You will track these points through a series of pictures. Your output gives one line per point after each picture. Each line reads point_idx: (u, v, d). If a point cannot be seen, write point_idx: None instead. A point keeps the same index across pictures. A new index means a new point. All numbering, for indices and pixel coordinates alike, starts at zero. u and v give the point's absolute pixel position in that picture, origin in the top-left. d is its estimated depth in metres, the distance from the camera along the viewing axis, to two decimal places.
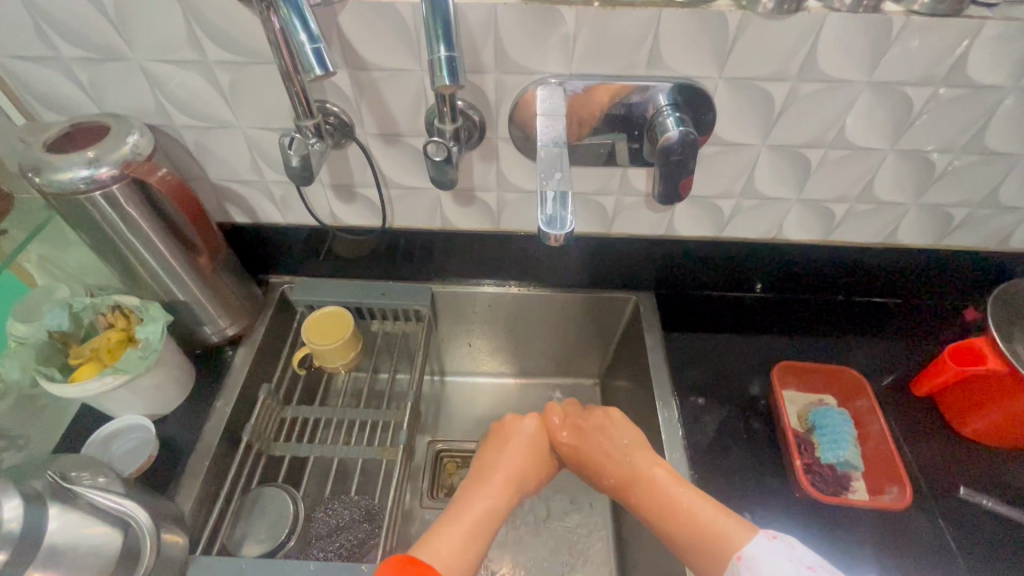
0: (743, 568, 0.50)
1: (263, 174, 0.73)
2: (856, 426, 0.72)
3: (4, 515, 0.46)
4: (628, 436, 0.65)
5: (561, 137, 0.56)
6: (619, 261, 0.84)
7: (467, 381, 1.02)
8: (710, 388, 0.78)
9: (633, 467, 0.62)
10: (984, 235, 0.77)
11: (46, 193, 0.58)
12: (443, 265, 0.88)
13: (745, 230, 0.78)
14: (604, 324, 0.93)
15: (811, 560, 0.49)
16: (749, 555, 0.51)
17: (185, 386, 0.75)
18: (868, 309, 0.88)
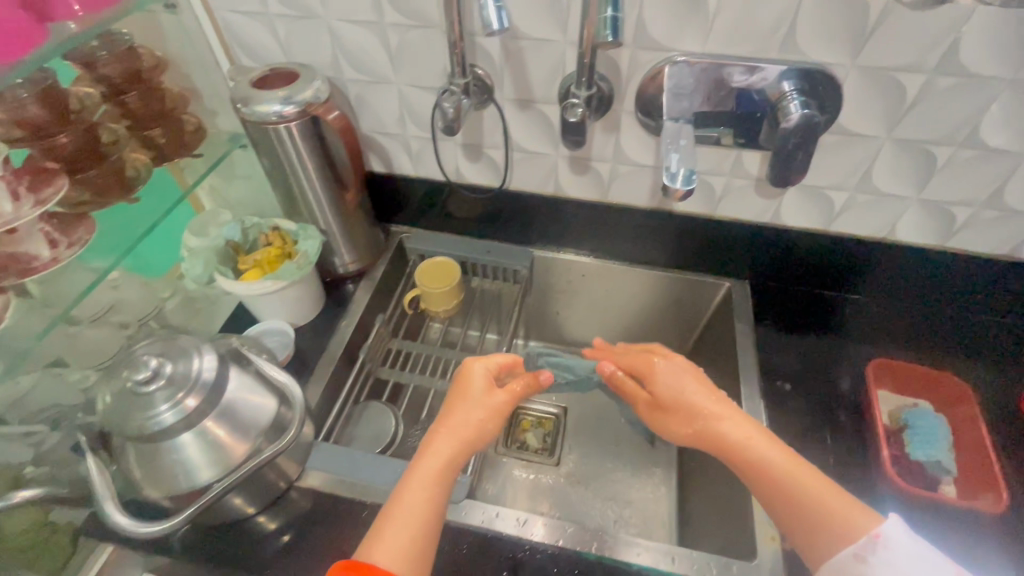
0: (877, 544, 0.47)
1: (406, 128, 0.83)
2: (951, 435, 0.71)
3: (204, 364, 0.59)
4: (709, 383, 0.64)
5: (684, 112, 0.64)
6: (716, 246, 0.87)
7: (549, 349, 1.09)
8: (797, 377, 0.79)
9: (723, 415, 0.59)
10: None
11: (246, 120, 0.71)
12: (547, 231, 0.94)
13: (854, 226, 0.79)
14: (691, 308, 0.96)
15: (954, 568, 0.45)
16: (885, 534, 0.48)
17: (317, 305, 0.88)
18: (980, 325, 0.84)
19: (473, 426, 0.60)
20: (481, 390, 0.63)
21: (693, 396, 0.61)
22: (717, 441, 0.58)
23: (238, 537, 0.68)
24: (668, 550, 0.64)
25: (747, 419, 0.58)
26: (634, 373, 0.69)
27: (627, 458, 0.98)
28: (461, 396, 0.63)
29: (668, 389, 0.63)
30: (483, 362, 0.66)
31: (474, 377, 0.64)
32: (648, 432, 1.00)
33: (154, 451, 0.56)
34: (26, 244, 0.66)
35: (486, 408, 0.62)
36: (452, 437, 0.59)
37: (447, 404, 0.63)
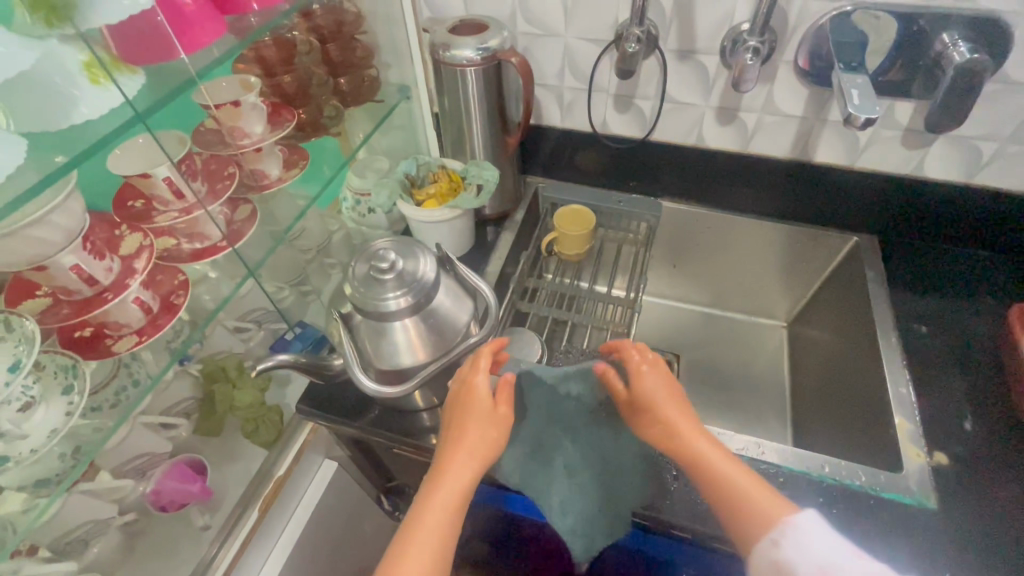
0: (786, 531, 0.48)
1: (564, 80, 0.92)
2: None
3: (424, 265, 0.68)
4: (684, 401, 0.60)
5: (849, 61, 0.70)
6: (849, 198, 0.92)
7: (659, 303, 1.22)
8: (930, 321, 0.84)
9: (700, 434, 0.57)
10: None
11: (442, 63, 0.80)
12: (680, 182, 1.01)
13: (998, 178, 0.82)
14: (809, 264, 1.02)
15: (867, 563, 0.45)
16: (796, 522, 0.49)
17: (470, 241, 0.97)
18: None
19: (487, 447, 0.59)
20: (487, 401, 0.60)
21: (671, 413, 0.58)
22: (669, 434, 0.58)
23: (421, 424, 0.78)
24: (806, 454, 0.69)
25: (696, 422, 0.58)
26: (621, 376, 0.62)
27: (740, 402, 1.06)
28: (465, 415, 0.60)
29: (646, 392, 0.59)
30: (485, 372, 0.63)
31: (477, 392, 0.61)
32: (758, 381, 1.08)
33: (381, 328, 0.66)
34: (263, 163, 0.77)
35: (494, 424, 0.60)
36: (471, 461, 0.57)
37: (458, 422, 0.60)
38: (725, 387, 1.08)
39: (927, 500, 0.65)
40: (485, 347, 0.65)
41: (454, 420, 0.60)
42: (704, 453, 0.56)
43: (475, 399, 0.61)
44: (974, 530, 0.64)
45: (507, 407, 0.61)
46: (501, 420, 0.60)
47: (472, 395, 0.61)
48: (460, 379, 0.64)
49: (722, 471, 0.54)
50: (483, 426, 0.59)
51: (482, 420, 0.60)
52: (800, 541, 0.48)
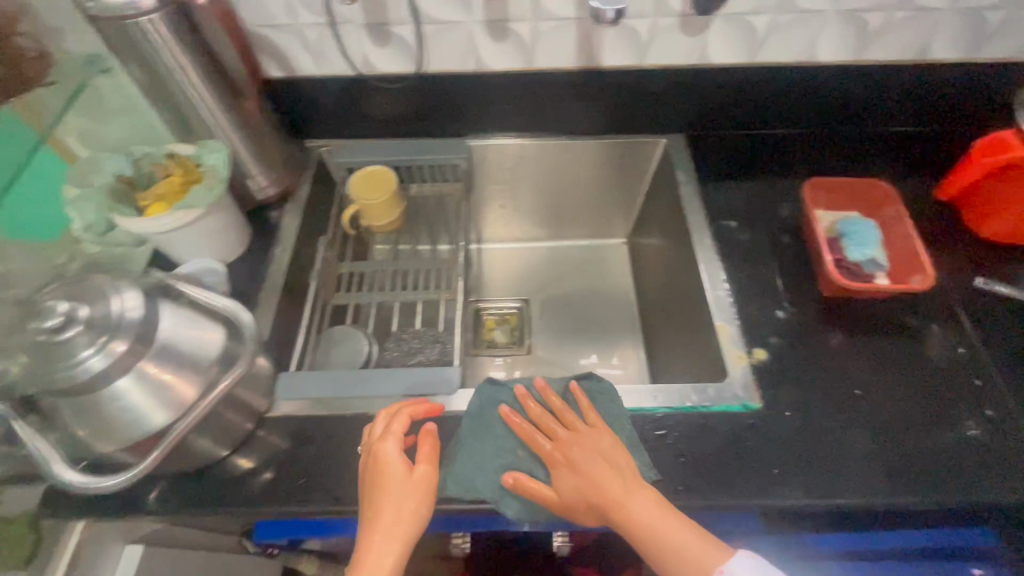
0: None
1: (298, 17, 0.74)
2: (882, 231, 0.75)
3: (125, 303, 0.52)
4: (623, 454, 0.58)
5: None
6: (647, 99, 0.86)
7: (501, 247, 1.14)
8: (740, 215, 0.81)
9: (637, 489, 0.56)
10: (1019, 41, 0.77)
11: (98, 18, 0.59)
12: (474, 114, 0.88)
13: (779, 52, 0.79)
14: (630, 174, 0.98)
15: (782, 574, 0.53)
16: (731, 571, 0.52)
17: (244, 236, 0.79)
18: (899, 136, 0.88)
19: (408, 524, 0.55)
20: (401, 470, 0.56)
21: (597, 469, 0.57)
22: (601, 491, 0.56)
23: (217, 480, 0.64)
24: (647, 389, 0.67)
25: (607, 457, 0.58)
26: (550, 432, 0.60)
27: (595, 329, 1.03)
28: (378, 489, 0.56)
29: (546, 445, 0.59)
30: (395, 438, 0.58)
31: (388, 460, 0.57)
32: (609, 307, 1.05)
33: (92, 399, 0.50)
34: None
35: (414, 493, 0.56)
36: (392, 540, 0.54)
37: (369, 497, 0.56)
38: (579, 318, 1.05)
39: (752, 402, 0.64)
40: (396, 411, 0.61)
41: (368, 497, 0.56)
42: (619, 489, 0.56)
43: (383, 470, 0.57)
44: (795, 414, 0.64)
45: (426, 468, 0.57)
46: (419, 492, 0.56)
47: (383, 470, 0.57)
48: (368, 446, 0.59)
49: (647, 517, 0.54)
50: (399, 502, 0.55)
51: (395, 495, 0.55)
52: None
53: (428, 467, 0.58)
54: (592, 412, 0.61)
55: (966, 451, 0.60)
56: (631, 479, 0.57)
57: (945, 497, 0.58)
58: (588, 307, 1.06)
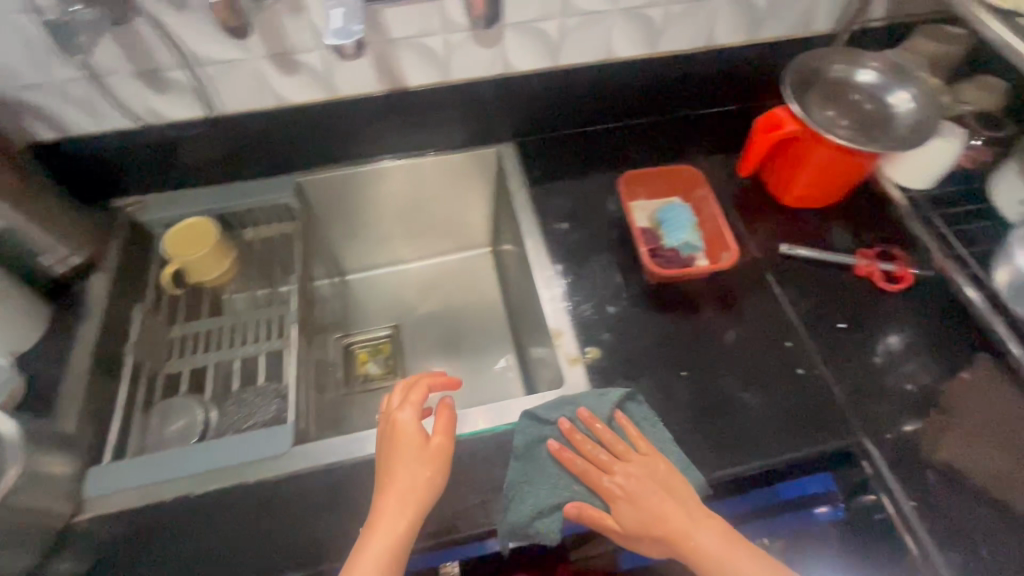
0: None
1: (55, 73, 0.69)
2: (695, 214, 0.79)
3: None
4: (675, 477, 0.57)
5: None
6: (466, 113, 0.86)
7: (367, 276, 1.11)
8: (571, 216, 0.83)
9: (700, 518, 0.55)
10: (789, 21, 0.83)
11: None
12: (296, 150, 0.85)
13: (577, 54, 0.81)
14: (473, 187, 0.98)
15: None
16: None
17: (38, 320, 0.71)
18: (709, 118, 0.93)
19: (418, 492, 0.56)
20: (416, 440, 0.58)
21: (654, 502, 0.56)
22: (667, 522, 0.55)
23: None
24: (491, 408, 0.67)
25: (661, 483, 0.57)
26: (599, 462, 0.58)
27: (468, 346, 1.02)
28: (393, 454, 0.58)
29: (625, 483, 0.57)
30: (413, 407, 0.60)
31: (405, 428, 0.59)
32: (480, 320, 1.05)
33: None
34: None
35: (427, 461, 0.58)
36: (404, 505, 0.55)
37: (385, 463, 0.58)
38: (452, 338, 1.04)
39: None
40: (411, 382, 0.63)
41: (386, 460, 0.58)
42: (681, 523, 0.55)
43: (399, 436, 0.59)
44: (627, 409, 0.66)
45: (442, 439, 0.59)
46: (433, 460, 0.58)
47: (405, 437, 0.59)
48: (386, 415, 0.62)
49: (715, 548, 0.54)
50: (412, 469, 0.57)
51: (410, 461, 0.57)
52: None
53: (442, 439, 0.60)
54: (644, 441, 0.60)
55: (778, 412, 0.65)
56: (692, 507, 0.56)
57: (762, 459, 0.62)
58: (459, 323, 1.05)
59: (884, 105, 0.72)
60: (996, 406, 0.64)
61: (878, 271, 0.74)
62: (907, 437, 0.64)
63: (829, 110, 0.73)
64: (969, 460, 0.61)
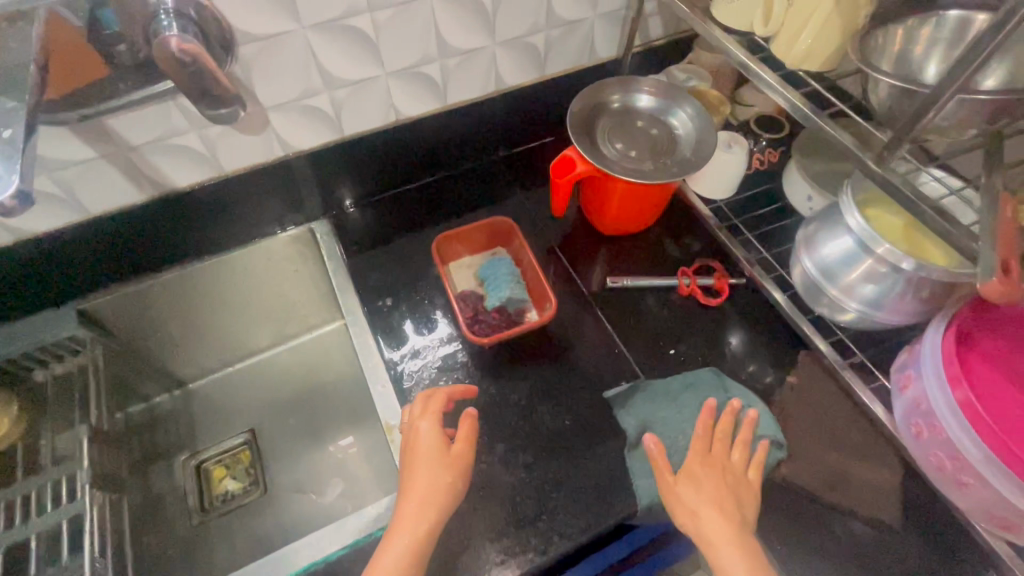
0: None
1: None
2: (517, 264, 0.80)
3: None
4: (751, 483, 0.59)
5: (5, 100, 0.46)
6: (262, 198, 0.80)
7: (214, 379, 1.00)
8: (395, 289, 0.79)
9: (739, 529, 0.55)
10: (572, 53, 0.82)
11: None
12: (70, 274, 0.77)
13: (363, 121, 0.75)
14: (301, 266, 0.91)
15: None
16: None
17: None
18: (526, 154, 0.92)
19: (441, 492, 0.58)
20: (437, 444, 0.60)
21: (715, 500, 0.57)
22: (715, 515, 0.56)
23: None
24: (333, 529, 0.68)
25: (736, 495, 0.58)
26: (714, 449, 0.61)
27: (335, 432, 0.95)
28: (415, 460, 0.60)
29: (702, 476, 0.59)
30: (431, 416, 0.62)
31: (424, 438, 0.61)
32: (343, 400, 0.98)
33: None
34: None
35: (448, 467, 0.59)
36: (424, 508, 0.57)
37: (410, 467, 0.60)
38: (317, 426, 0.96)
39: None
40: (437, 391, 0.64)
41: (411, 458, 0.61)
42: (727, 521, 0.55)
43: (421, 443, 0.61)
44: (469, 494, 0.63)
45: (461, 447, 0.60)
46: (450, 464, 0.59)
47: (430, 441, 0.61)
48: (409, 425, 0.64)
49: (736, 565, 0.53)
50: (431, 470, 0.59)
51: (427, 464, 0.59)
52: None
53: (462, 448, 0.61)
54: (756, 466, 0.60)
55: (620, 459, 0.64)
56: (744, 518, 0.57)
57: (607, 517, 0.61)
58: (322, 409, 0.97)
59: (668, 128, 0.73)
60: (818, 409, 0.66)
61: (698, 287, 0.76)
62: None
63: (618, 143, 0.72)
64: (805, 470, 0.62)
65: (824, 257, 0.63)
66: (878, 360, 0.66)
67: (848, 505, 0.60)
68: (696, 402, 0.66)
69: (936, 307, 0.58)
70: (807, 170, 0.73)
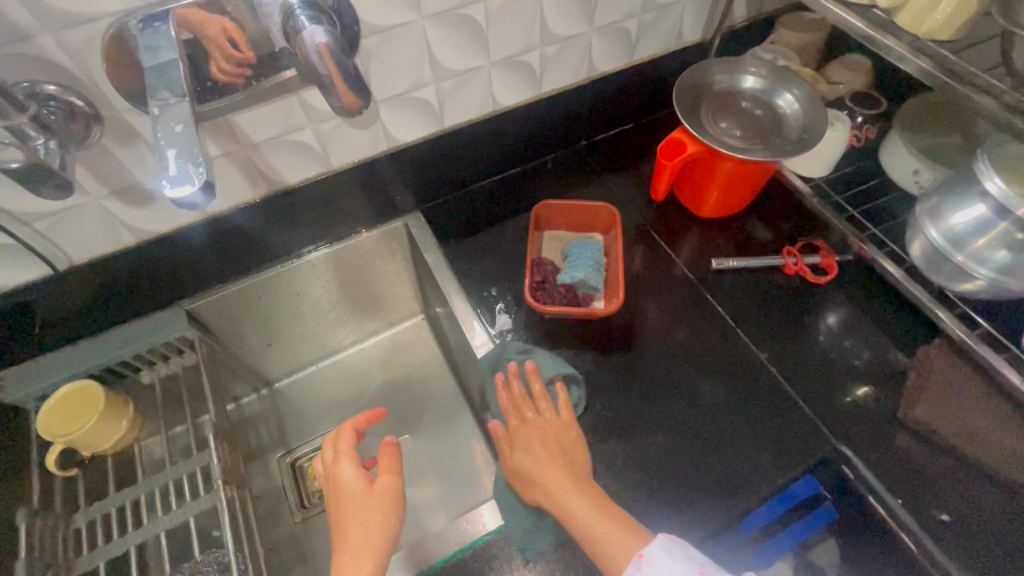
0: (641, 565, 0.51)
1: None
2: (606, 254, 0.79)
3: None
4: (564, 431, 0.63)
5: (172, 94, 0.47)
6: (358, 194, 0.80)
7: (298, 378, 1.00)
8: (496, 279, 0.80)
9: (556, 472, 0.59)
10: (662, 37, 0.82)
11: None
12: (176, 278, 0.77)
13: (462, 112, 0.76)
14: (388, 260, 0.92)
15: (703, 558, 0.51)
16: (648, 553, 0.52)
17: None
18: (608, 142, 0.92)
19: (377, 534, 0.57)
20: (361, 487, 0.60)
21: (534, 460, 0.61)
22: (546, 486, 0.59)
23: None
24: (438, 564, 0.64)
25: (556, 439, 0.62)
26: (522, 405, 0.65)
27: (425, 428, 0.93)
28: (342, 509, 0.59)
29: (528, 438, 0.63)
30: (345, 459, 0.62)
31: (347, 483, 0.61)
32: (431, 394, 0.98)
33: None
34: None
35: (378, 506, 0.59)
36: (360, 558, 0.56)
37: (337, 517, 0.59)
38: (404, 422, 0.94)
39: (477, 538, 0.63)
40: (342, 430, 0.65)
41: (336, 504, 0.60)
42: (560, 473, 0.59)
43: (343, 489, 0.60)
44: (606, 476, 0.64)
45: (387, 479, 0.61)
46: (379, 501, 0.59)
47: (353, 482, 0.61)
48: (328, 473, 0.63)
49: (583, 512, 0.56)
50: (363, 515, 0.58)
51: (357, 506, 0.59)
52: (652, 568, 0.51)
53: (387, 479, 0.61)
54: (565, 407, 0.65)
55: (756, 441, 0.65)
56: (574, 464, 0.61)
57: (742, 499, 0.62)
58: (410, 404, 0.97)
59: (772, 107, 0.73)
60: (957, 394, 0.64)
61: (806, 267, 0.76)
62: (694, 480, 0.63)
63: (723, 122, 0.72)
64: (949, 432, 0.63)
65: (951, 227, 0.62)
66: (1008, 331, 0.65)
67: (992, 468, 0.60)
68: (828, 385, 0.68)
69: None
70: (915, 144, 0.72)
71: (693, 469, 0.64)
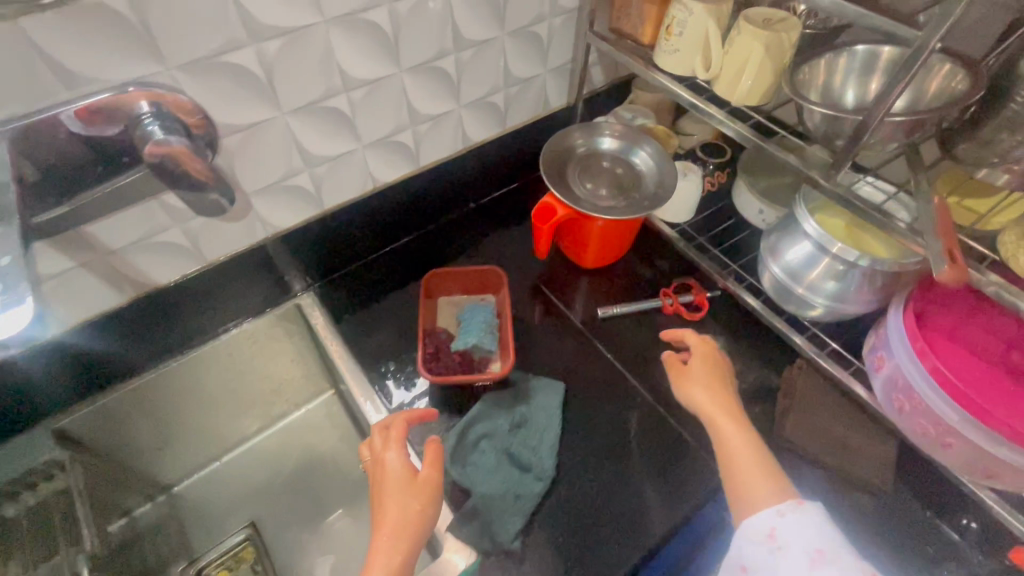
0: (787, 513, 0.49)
1: None
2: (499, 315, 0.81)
3: None
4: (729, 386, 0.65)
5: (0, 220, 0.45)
6: (242, 278, 0.77)
7: (198, 479, 0.90)
8: (395, 351, 0.80)
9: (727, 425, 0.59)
10: (529, 107, 0.88)
11: None
12: (42, 392, 0.71)
13: (341, 194, 0.77)
14: (287, 341, 0.89)
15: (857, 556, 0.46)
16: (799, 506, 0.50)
17: None
18: (495, 203, 0.96)
19: (413, 519, 0.54)
20: (405, 472, 0.57)
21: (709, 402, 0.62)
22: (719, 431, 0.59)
23: None
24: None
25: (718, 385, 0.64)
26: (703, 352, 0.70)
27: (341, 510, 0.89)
28: (383, 493, 0.56)
29: (695, 402, 0.63)
30: (394, 445, 0.58)
31: (391, 467, 0.57)
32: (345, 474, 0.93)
33: None
34: None
35: (416, 495, 0.55)
36: (399, 540, 0.53)
37: (377, 500, 0.56)
38: (318, 507, 0.90)
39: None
40: (397, 418, 0.61)
41: (380, 486, 0.57)
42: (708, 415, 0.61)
43: (387, 471, 0.57)
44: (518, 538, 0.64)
45: (429, 471, 0.57)
46: (421, 490, 0.56)
47: (399, 465, 0.57)
48: (372, 457, 0.60)
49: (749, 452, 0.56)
50: (403, 500, 0.55)
51: (398, 490, 0.55)
52: (800, 521, 0.49)
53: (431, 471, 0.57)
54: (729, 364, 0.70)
55: (654, 479, 0.69)
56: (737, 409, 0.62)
57: (647, 539, 0.64)
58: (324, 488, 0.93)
59: (630, 165, 0.80)
60: (818, 409, 0.71)
61: (681, 306, 0.82)
62: (601, 527, 0.65)
63: (588, 183, 0.78)
64: (817, 445, 0.69)
65: (788, 262, 0.70)
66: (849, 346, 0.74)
67: (854, 471, 0.67)
68: None
69: (889, 293, 0.67)
70: (756, 188, 0.82)
71: (598, 518, 0.66)
